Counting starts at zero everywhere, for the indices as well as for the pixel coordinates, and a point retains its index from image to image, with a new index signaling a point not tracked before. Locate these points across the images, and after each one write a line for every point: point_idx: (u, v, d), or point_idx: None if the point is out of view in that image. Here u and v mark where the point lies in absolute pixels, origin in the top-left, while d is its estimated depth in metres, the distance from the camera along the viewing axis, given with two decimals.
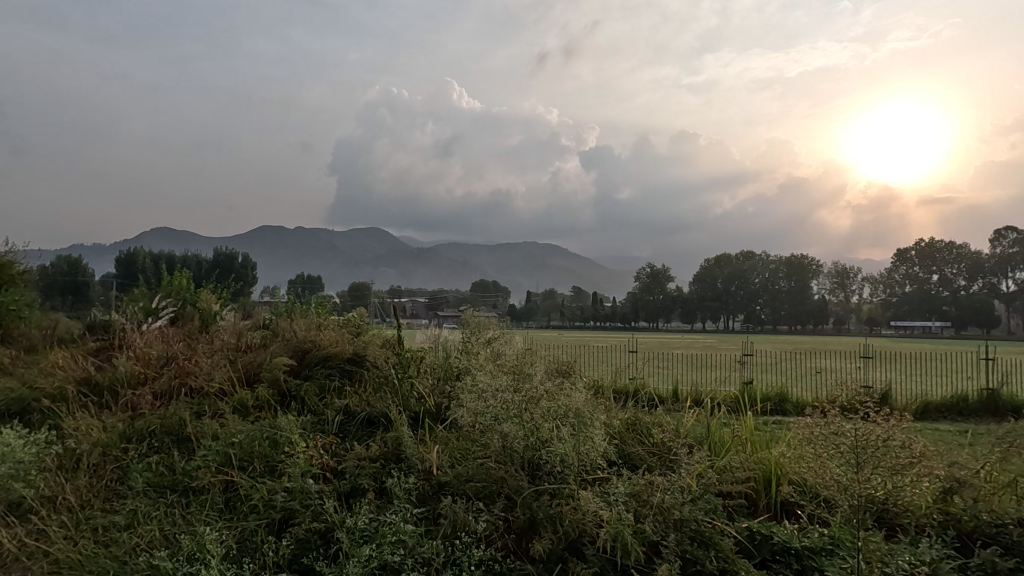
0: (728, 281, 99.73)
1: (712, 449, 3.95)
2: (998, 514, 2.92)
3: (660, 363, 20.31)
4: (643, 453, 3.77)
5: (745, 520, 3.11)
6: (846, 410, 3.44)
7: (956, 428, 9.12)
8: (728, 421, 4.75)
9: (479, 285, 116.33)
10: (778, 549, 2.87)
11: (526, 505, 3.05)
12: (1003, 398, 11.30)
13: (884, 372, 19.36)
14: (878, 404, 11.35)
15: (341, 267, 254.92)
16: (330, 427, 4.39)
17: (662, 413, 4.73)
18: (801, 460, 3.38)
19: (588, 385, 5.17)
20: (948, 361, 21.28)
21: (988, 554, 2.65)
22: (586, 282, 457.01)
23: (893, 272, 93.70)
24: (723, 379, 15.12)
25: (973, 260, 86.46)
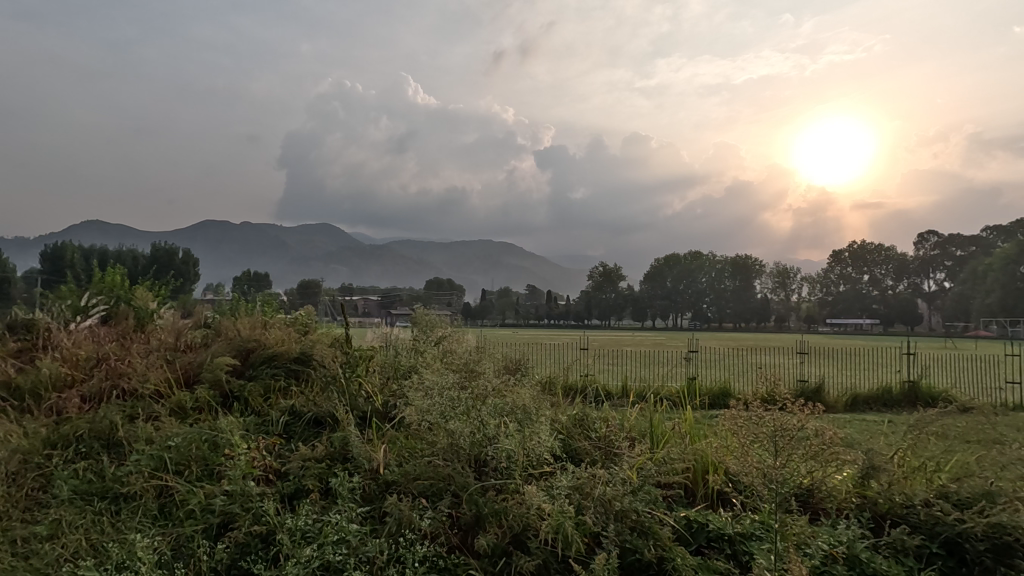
0: (677, 280, 102.89)
1: (653, 440, 4.11)
2: (909, 496, 3.16)
3: (610, 360, 20.73)
4: (588, 447, 3.87)
5: (682, 509, 3.25)
6: (773, 401, 3.65)
7: (882, 417, 9.75)
8: (669, 414, 4.94)
9: (432, 282, 115.26)
10: (712, 537, 3.01)
11: (472, 501, 3.09)
12: (922, 390, 12.18)
13: (818, 367, 20.51)
14: (812, 397, 11.97)
15: (290, 265, 247.11)
16: (274, 428, 4.28)
17: (610, 408, 4.85)
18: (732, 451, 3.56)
19: (537, 382, 5.25)
20: (876, 356, 22.74)
21: (898, 533, 2.88)
22: (540, 280, 460.24)
23: (829, 272, 99.04)
24: (670, 375, 15.62)
25: (899, 261, 93.02)
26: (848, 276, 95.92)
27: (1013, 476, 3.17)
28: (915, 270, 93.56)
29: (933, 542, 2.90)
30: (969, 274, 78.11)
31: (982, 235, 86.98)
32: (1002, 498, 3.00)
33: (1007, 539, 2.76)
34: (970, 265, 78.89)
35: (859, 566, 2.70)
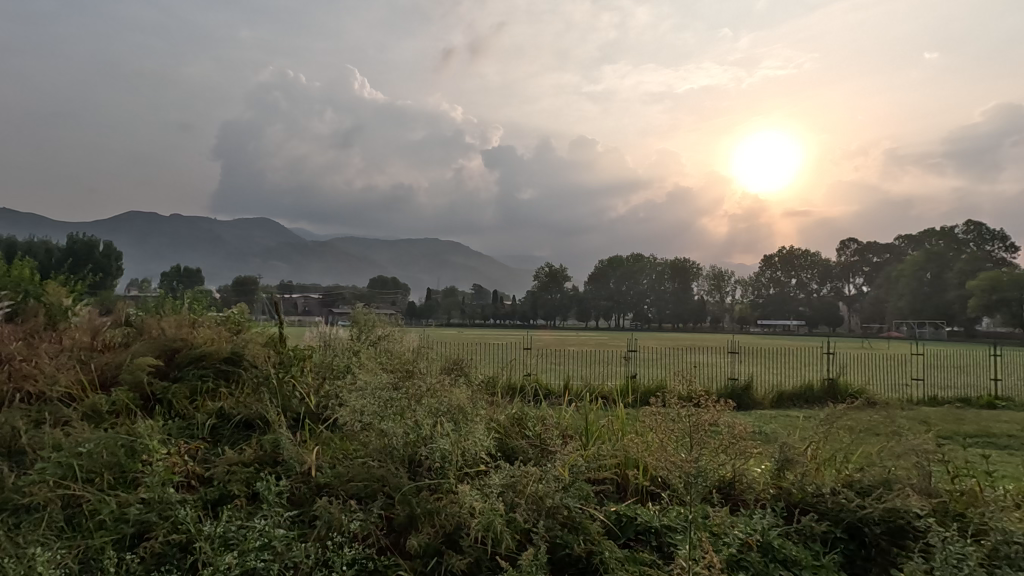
0: (620, 282, 105.65)
1: (586, 436, 4.23)
2: (819, 486, 3.38)
3: (553, 359, 21.03)
4: (523, 446, 3.92)
5: (613, 504, 3.35)
6: (695, 399, 3.84)
7: (803, 412, 10.39)
8: (603, 411, 5.07)
9: (377, 280, 113.05)
10: (641, 530, 3.12)
11: (405, 501, 3.05)
12: (840, 387, 13.06)
13: (748, 365, 21.62)
14: (742, 393, 12.60)
15: (225, 261, 235.98)
16: (200, 432, 4.08)
17: (547, 407, 4.93)
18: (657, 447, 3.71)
19: (476, 381, 5.29)
20: (799, 355, 24.39)
21: (808, 520, 3.09)
22: (486, 280, 460.48)
23: (760, 276, 104.56)
24: (610, 374, 16.02)
25: (823, 266, 99.45)
26: (778, 280, 101.67)
27: (907, 464, 3.47)
28: (838, 275, 100.49)
29: (838, 528, 3.11)
30: (884, 279, 84.65)
31: (895, 243, 94.45)
32: (897, 485, 3.28)
33: (902, 522, 3.00)
34: (885, 271, 85.37)
35: (772, 553, 2.86)
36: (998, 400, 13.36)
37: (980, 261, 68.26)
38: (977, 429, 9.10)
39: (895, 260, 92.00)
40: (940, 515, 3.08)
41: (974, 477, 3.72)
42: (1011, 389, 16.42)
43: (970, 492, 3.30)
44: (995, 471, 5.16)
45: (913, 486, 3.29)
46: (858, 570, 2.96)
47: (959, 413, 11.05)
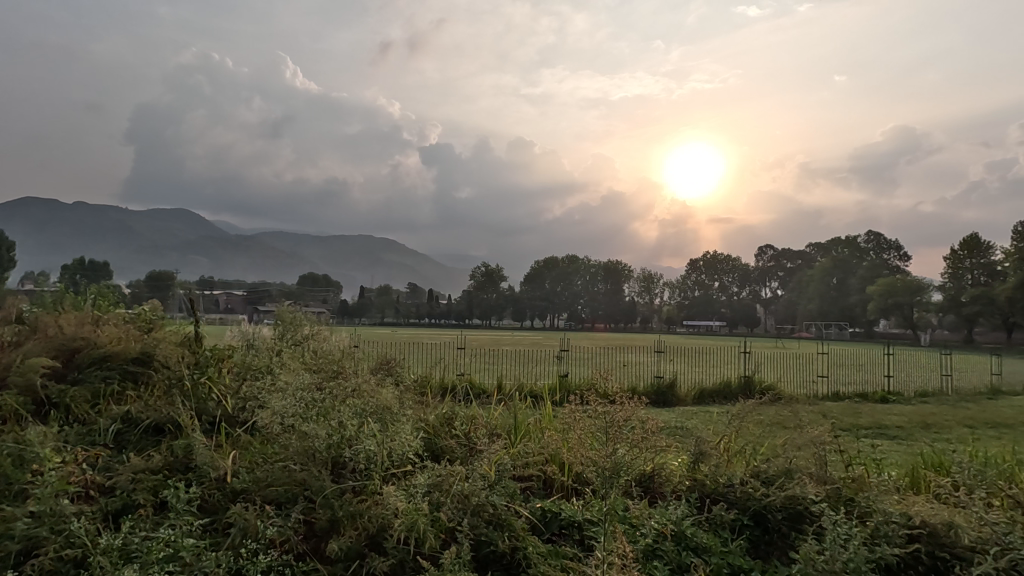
0: (555, 283, 107.56)
1: (514, 434, 4.31)
2: (729, 477, 3.60)
3: (488, 360, 21.07)
4: (451, 445, 3.93)
5: (539, 500, 3.43)
6: (615, 397, 4.01)
7: (722, 408, 10.93)
8: (529, 409, 5.17)
9: (307, 277, 109.14)
10: (564, 524, 3.21)
11: (328, 505, 2.97)
12: (753, 384, 13.93)
13: (673, 364, 22.59)
14: (666, 390, 13.16)
15: (137, 254, 219.18)
16: (101, 438, 3.78)
17: (476, 406, 4.96)
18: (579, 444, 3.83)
19: (405, 380, 5.26)
20: (720, 354, 25.90)
21: (718, 510, 3.29)
22: (422, 279, 454.74)
23: (687, 279, 109.64)
24: (542, 373, 16.25)
25: (743, 271, 105.74)
26: (703, 282, 107.13)
27: (806, 454, 3.77)
28: (756, 279, 107.21)
29: (745, 515, 3.33)
30: (797, 284, 91.13)
31: (807, 251, 101.88)
32: (797, 474, 3.55)
33: (800, 508, 3.24)
34: (798, 276, 91.85)
35: (684, 541, 3.02)
36: (890, 395, 14.76)
37: (878, 267, 75.03)
38: (871, 421, 10.00)
39: (806, 266, 99.28)
40: (833, 500, 3.35)
41: (861, 462, 4.12)
42: (900, 385, 18.14)
43: (858, 478, 3.63)
44: (884, 458, 5.69)
45: (811, 475, 3.57)
46: (762, 552, 3.19)
47: (858, 408, 12.11)
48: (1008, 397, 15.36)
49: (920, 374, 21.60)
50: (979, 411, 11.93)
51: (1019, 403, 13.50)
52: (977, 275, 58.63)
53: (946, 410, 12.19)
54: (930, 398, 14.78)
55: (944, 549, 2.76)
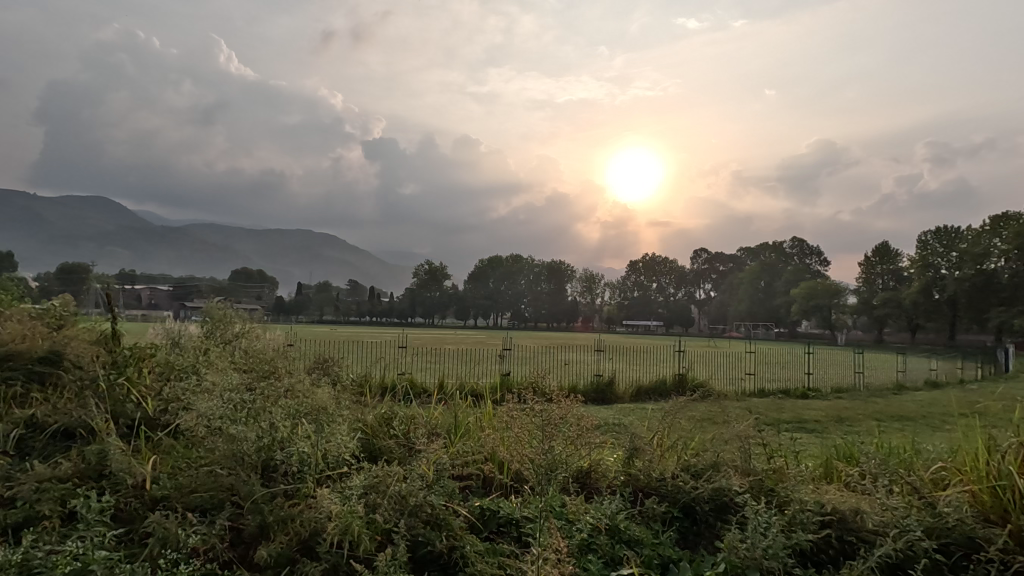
0: (499, 281, 107.63)
1: (453, 433, 4.31)
2: (661, 471, 3.74)
3: (431, 359, 20.82)
4: (390, 446, 3.87)
5: (477, 499, 3.44)
6: (553, 397, 4.06)
7: (656, 405, 11.38)
8: (469, 408, 5.17)
9: (239, 272, 104.00)
10: (502, 523, 3.24)
11: (256, 511, 2.86)
12: (687, 381, 14.55)
13: (613, 363, 23.19)
14: (606, 388, 13.53)
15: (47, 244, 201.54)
16: (2, 445, 3.47)
17: (416, 406, 4.91)
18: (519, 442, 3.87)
19: (343, 380, 5.13)
20: (656, 352, 26.78)
21: (651, 505, 3.41)
22: (363, 275, 444.06)
23: (627, 280, 112.79)
24: (484, 372, 16.21)
25: (680, 273, 109.99)
26: (642, 283, 110.44)
27: (732, 447, 3.96)
28: (691, 280, 111.81)
29: (675, 508, 3.47)
30: (728, 285, 95.74)
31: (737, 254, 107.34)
32: (723, 467, 3.75)
33: (726, 500, 3.40)
34: (730, 279, 96.54)
35: (617, 534, 3.11)
36: (809, 391, 15.82)
37: (800, 271, 80.08)
38: (792, 416, 10.69)
39: (737, 270, 104.60)
40: (756, 491, 3.55)
41: (781, 455, 4.40)
42: (819, 382, 19.47)
43: (778, 469, 3.86)
44: (803, 450, 6.08)
45: (735, 467, 3.77)
46: (691, 542, 3.33)
47: (781, 403, 12.89)
48: (910, 391, 16.80)
49: (836, 371, 23.27)
50: (888, 405, 12.96)
51: (920, 398, 14.79)
52: (887, 280, 63.80)
53: (858, 404, 13.20)
54: (844, 393, 15.96)
55: (851, 533, 2.99)
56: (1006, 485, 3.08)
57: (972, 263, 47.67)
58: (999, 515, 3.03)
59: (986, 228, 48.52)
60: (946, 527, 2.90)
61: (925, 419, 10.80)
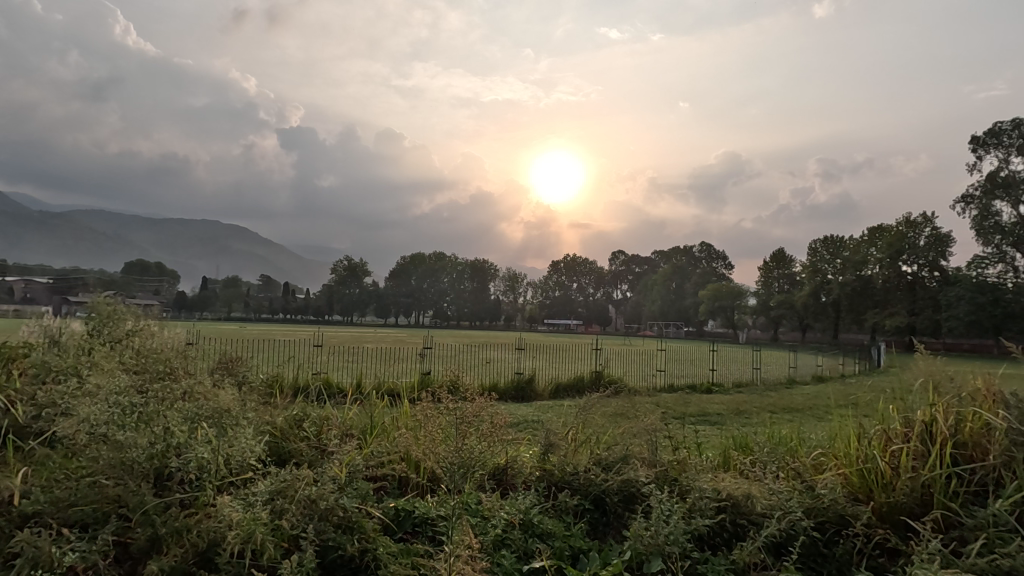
0: (421, 279, 105.97)
1: (368, 434, 4.23)
2: (573, 467, 3.86)
3: (348, 359, 20.09)
4: (301, 448, 3.73)
5: (391, 500, 3.39)
6: (468, 396, 4.08)
7: (573, 401, 11.73)
8: (383, 408, 5.07)
9: (134, 264, 95.35)
10: (417, 522, 3.22)
11: (147, 523, 2.65)
12: (602, 378, 15.08)
13: (533, 361, 23.55)
14: (526, 385, 13.75)
15: None
16: None
17: (330, 406, 4.76)
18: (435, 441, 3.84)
19: (250, 380, 4.87)
20: (575, 350, 27.57)
21: (565, 499, 3.52)
22: (276, 270, 421.58)
23: (548, 279, 115.06)
24: (404, 371, 15.89)
25: (598, 273, 113.90)
26: (563, 283, 113.12)
27: (641, 442, 4.16)
28: (609, 281, 116.17)
29: (587, 500, 3.60)
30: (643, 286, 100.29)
31: (651, 257, 112.76)
32: (632, 459, 3.93)
33: (633, 491, 3.57)
34: (645, 280, 101.21)
35: (531, 528, 3.18)
36: (712, 386, 16.92)
37: (708, 274, 85.48)
38: (698, 410, 11.41)
39: (651, 271, 109.92)
40: (661, 481, 3.75)
41: (687, 447, 4.68)
42: (721, 377, 20.90)
43: (681, 460, 4.10)
44: (705, 441, 6.50)
45: (644, 460, 3.97)
46: (601, 532, 3.47)
47: (688, 399, 13.72)
48: (800, 386, 18.43)
49: (737, 367, 25.07)
50: (781, 399, 14.15)
51: (808, 392, 16.28)
52: (782, 284, 69.57)
53: (755, 398, 14.34)
54: (743, 388, 17.26)
55: (743, 517, 3.24)
56: (872, 466, 3.48)
57: (854, 269, 52.98)
58: (865, 493, 3.42)
59: (865, 238, 53.98)
60: (823, 506, 3.22)
61: (812, 411, 11.92)
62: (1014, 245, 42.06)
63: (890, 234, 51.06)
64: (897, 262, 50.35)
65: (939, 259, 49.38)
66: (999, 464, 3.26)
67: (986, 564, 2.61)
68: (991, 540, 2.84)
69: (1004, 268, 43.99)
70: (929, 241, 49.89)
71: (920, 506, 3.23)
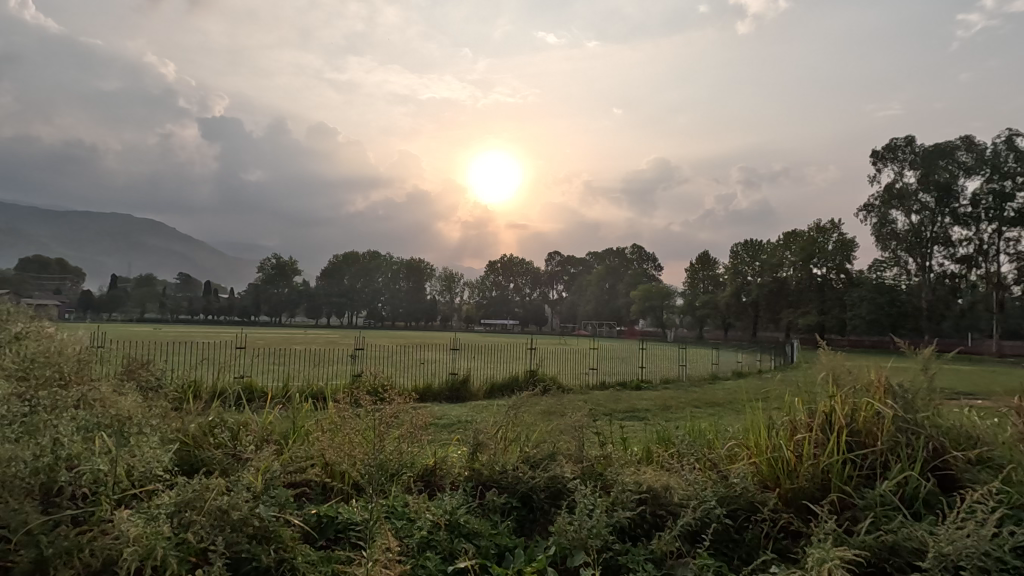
0: (355, 279, 103.08)
1: (290, 438, 4.07)
2: (501, 466, 3.86)
3: (275, 361, 19.22)
4: (215, 456, 3.52)
5: (313, 507, 3.27)
6: (394, 400, 3.96)
7: (505, 400, 11.83)
8: (306, 411, 4.87)
9: (31, 261, 87.09)
10: (340, 528, 3.11)
11: (31, 544, 2.40)
12: (536, 377, 15.27)
13: (468, 361, 23.51)
14: (460, 385, 13.70)
15: None
16: None
17: (250, 411, 4.52)
18: (356, 443, 3.70)
19: (160, 385, 4.56)
20: (509, 350, 27.75)
21: (494, 498, 3.52)
22: (197, 268, 397.27)
23: (485, 279, 115.21)
24: (334, 373, 15.41)
25: (534, 274, 115.49)
26: (499, 283, 113.69)
27: (568, 439, 4.23)
28: (545, 281, 117.92)
29: (515, 498, 3.62)
30: (578, 287, 102.55)
31: (586, 258, 115.42)
32: (559, 456, 3.99)
33: (559, 487, 3.62)
34: (580, 281, 103.53)
35: (457, 528, 3.15)
36: (642, 383, 17.58)
37: (639, 275, 88.63)
38: (627, 406, 11.80)
39: (586, 272, 112.64)
40: (587, 475, 3.82)
41: (612, 442, 4.83)
42: (649, 373, 21.73)
43: (606, 455, 4.22)
44: (632, 436, 6.73)
45: (571, 456, 4.04)
46: (527, 529, 3.49)
47: (619, 395, 14.12)
48: (721, 382, 19.47)
49: (663, 364, 26.17)
50: (703, 394, 14.89)
51: (727, 386, 17.25)
52: (707, 284, 73.28)
53: (680, 393, 15.03)
54: (670, 383, 18.05)
55: (662, 507, 3.37)
56: (780, 455, 3.72)
57: (771, 271, 56.63)
58: (773, 480, 3.64)
59: (780, 242, 57.65)
60: (734, 495, 3.40)
61: (731, 404, 12.64)
62: (907, 250, 46.33)
63: (802, 238, 54.87)
64: (809, 264, 54.20)
65: (844, 262, 53.52)
66: (887, 450, 3.59)
67: (875, 541, 2.86)
68: (879, 518, 3.12)
69: (899, 271, 48.35)
70: (836, 246, 53.94)
71: (820, 490, 3.49)
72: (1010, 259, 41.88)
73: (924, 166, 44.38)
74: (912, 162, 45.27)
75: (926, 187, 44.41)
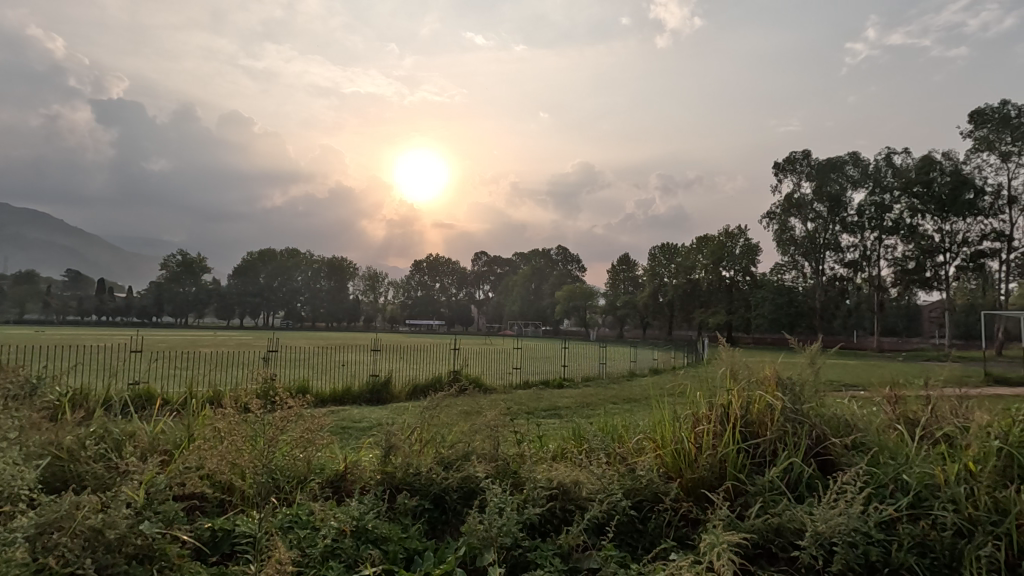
0: (272, 277, 97.92)
1: (179, 448, 3.78)
2: (413, 468, 3.77)
3: (181, 365, 17.89)
4: (95, 471, 3.19)
5: (205, 521, 3.06)
6: (290, 407, 3.78)
7: (424, 401, 11.77)
8: (200, 415, 4.52)
9: None
10: (235, 542, 2.93)
11: None
12: (459, 377, 15.19)
13: (390, 361, 23.02)
14: (381, 387, 13.43)
15: None
16: None
17: (140, 418, 4.18)
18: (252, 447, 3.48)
19: (33, 394, 4.09)
20: (433, 351, 27.42)
21: (405, 503, 3.46)
22: (90, 266, 362.54)
23: (411, 279, 113.57)
24: (245, 378, 14.64)
25: (460, 274, 115.37)
26: (425, 283, 112.54)
27: (484, 438, 4.19)
28: (472, 281, 117.98)
29: (426, 500, 3.57)
30: (504, 288, 103.57)
31: (512, 259, 116.41)
32: (472, 455, 3.98)
33: (471, 486, 3.59)
34: (506, 281, 104.49)
35: (363, 534, 3.04)
36: (564, 381, 17.99)
37: (563, 277, 90.68)
38: (548, 404, 12.02)
39: (513, 272, 113.96)
40: (500, 475, 3.83)
41: (528, 440, 4.86)
42: (568, 372, 22.32)
43: (521, 453, 4.24)
44: (547, 433, 6.84)
45: (485, 455, 4.03)
46: (438, 531, 3.46)
47: (540, 393, 14.39)
48: (637, 378, 20.38)
49: (583, 363, 26.99)
50: (620, 391, 15.48)
51: (642, 382, 18.08)
52: (627, 285, 76.34)
53: (598, 390, 15.58)
54: (588, 381, 18.60)
55: (571, 502, 3.44)
56: (682, 446, 3.91)
57: (685, 273, 59.93)
58: (676, 471, 3.83)
59: (693, 245, 60.76)
60: (641, 486, 3.53)
61: (643, 399, 13.25)
62: (804, 255, 50.86)
63: (712, 243, 58.38)
64: (719, 267, 57.75)
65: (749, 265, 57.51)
66: (776, 439, 3.88)
67: (764, 525, 3.07)
68: (767, 503, 3.36)
69: (796, 274, 52.71)
70: (743, 250, 57.59)
71: (717, 478, 3.71)
72: (888, 264, 46.33)
73: (818, 178, 48.79)
74: (808, 174, 49.50)
75: (819, 198, 48.75)
